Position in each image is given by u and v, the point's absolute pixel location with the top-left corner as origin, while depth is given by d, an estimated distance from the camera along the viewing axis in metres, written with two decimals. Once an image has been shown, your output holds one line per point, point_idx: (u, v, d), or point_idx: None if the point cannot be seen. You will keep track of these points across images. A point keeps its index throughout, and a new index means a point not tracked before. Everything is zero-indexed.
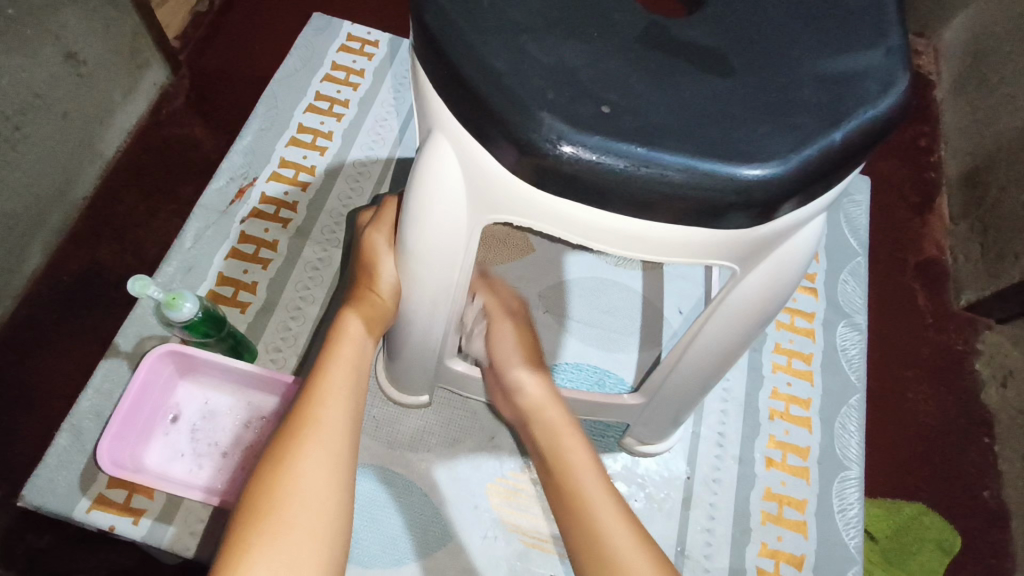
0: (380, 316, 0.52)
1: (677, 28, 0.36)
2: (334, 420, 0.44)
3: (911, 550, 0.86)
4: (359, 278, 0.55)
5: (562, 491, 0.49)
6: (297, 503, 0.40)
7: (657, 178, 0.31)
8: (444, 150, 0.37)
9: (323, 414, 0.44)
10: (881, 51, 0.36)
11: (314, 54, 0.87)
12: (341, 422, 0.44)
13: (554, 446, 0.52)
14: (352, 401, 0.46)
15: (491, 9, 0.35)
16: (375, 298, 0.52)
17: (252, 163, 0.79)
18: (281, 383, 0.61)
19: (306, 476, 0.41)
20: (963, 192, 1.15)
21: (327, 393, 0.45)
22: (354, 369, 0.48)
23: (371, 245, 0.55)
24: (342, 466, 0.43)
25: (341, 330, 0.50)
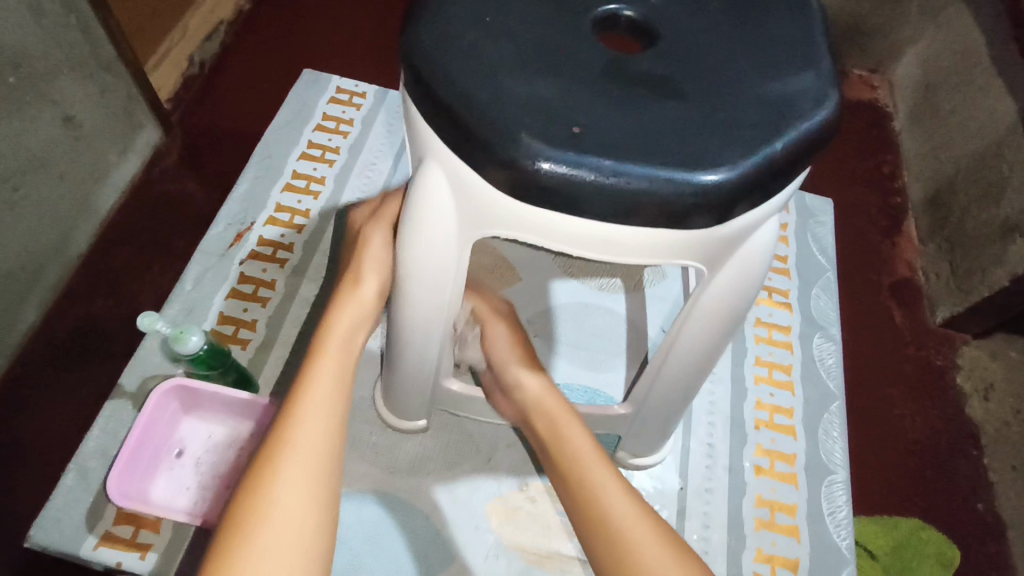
0: (361, 317, 0.54)
1: (635, 61, 0.41)
2: (311, 441, 0.44)
3: (911, 568, 0.86)
4: (346, 279, 0.56)
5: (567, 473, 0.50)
6: (273, 522, 0.39)
7: (625, 187, 0.36)
8: (435, 174, 0.41)
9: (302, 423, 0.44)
10: (813, 74, 0.41)
11: (305, 106, 0.93)
12: (316, 442, 0.44)
13: (554, 431, 0.53)
14: (330, 420, 0.45)
15: (471, 51, 0.39)
16: (354, 301, 0.54)
17: (249, 209, 0.82)
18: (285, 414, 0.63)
19: (277, 501, 0.40)
20: (928, 213, 1.22)
21: (303, 413, 0.45)
22: (337, 384, 0.48)
23: (364, 244, 0.57)
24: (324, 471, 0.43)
25: (321, 344, 0.50)
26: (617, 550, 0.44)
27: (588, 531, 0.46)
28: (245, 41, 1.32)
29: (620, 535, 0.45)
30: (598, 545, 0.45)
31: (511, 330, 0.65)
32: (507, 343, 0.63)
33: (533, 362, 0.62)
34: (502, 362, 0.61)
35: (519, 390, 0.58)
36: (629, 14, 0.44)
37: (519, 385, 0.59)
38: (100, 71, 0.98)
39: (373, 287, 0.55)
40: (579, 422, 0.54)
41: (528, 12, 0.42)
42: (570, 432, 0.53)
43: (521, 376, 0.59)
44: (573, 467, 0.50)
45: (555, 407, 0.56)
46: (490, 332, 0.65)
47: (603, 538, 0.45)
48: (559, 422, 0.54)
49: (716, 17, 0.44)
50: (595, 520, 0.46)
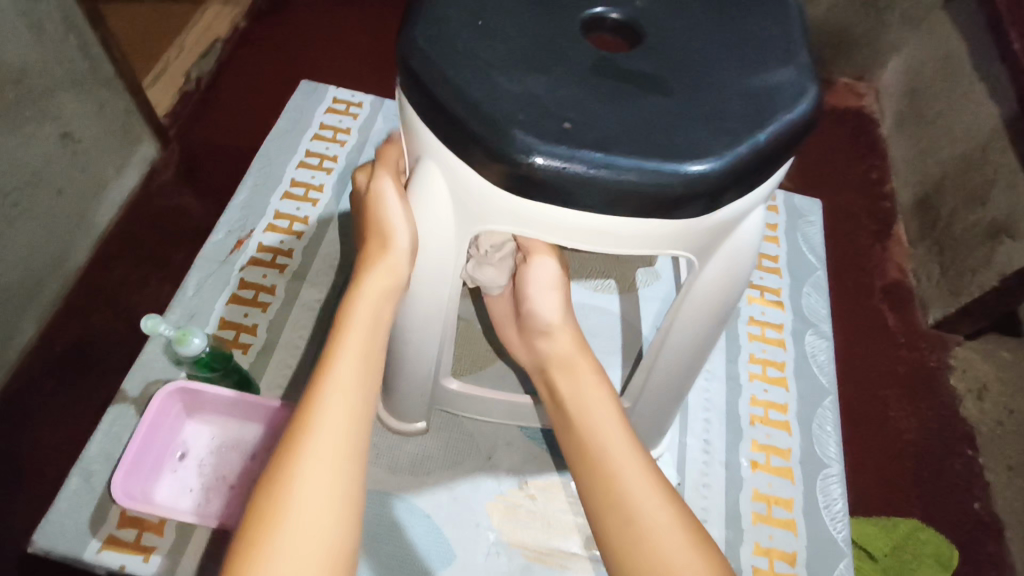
0: (392, 284, 0.45)
1: (623, 60, 0.42)
2: (337, 427, 0.39)
3: (911, 568, 0.87)
4: (370, 238, 0.46)
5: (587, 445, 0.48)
6: (304, 507, 0.36)
7: (615, 178, 0.37)
8: (433, 171, 0.42)
9: (338, 395, 0.40)
10: (793, 69, 0.43)
11: (303, 116, 0.94)
12: (342, 429, 0.39)
13: (580, 399, 0.51)
14: (364, 393, 0.41)
15: (464, 52, 0.41)
16: (382, 267, 0.45)
17: (249, 217, 0.84)
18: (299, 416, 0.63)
19: (307, 492, 0.36)
20: (917, 215, 1.24)
21: (327, 394, 0.40)
22: (364, 361, 0.42)
23: (380, 199, 0.46)
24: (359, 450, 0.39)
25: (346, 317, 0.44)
26: (634, 530, 0.43)
27: (606, 512, 0.45)
28: (242, 56, 1.34)
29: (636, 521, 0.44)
30: (610, 524, 0.45)
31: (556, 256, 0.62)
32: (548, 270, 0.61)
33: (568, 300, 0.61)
34: (535, 288, 0.60)
35: (547, 339, 0.57)
36: (615, 17, 0.46)
37: (547, 334, 0.57)
38: (98, 87, 1.00)
39: (405, 247, 0.45)
40: (607, 391, 0.52)
41: (519, 15, 0.44)
42: (594, 399, 0.51)
43: (551, 329, 0.57)
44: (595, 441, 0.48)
45: (585, 372, 0.53)
46: (530, 254, 0.62)
47: (619, 522, 0.44)
48: (585, 389, 0.52)
49: (699, 18, 0.46)
50: (615, 504, 0.45)
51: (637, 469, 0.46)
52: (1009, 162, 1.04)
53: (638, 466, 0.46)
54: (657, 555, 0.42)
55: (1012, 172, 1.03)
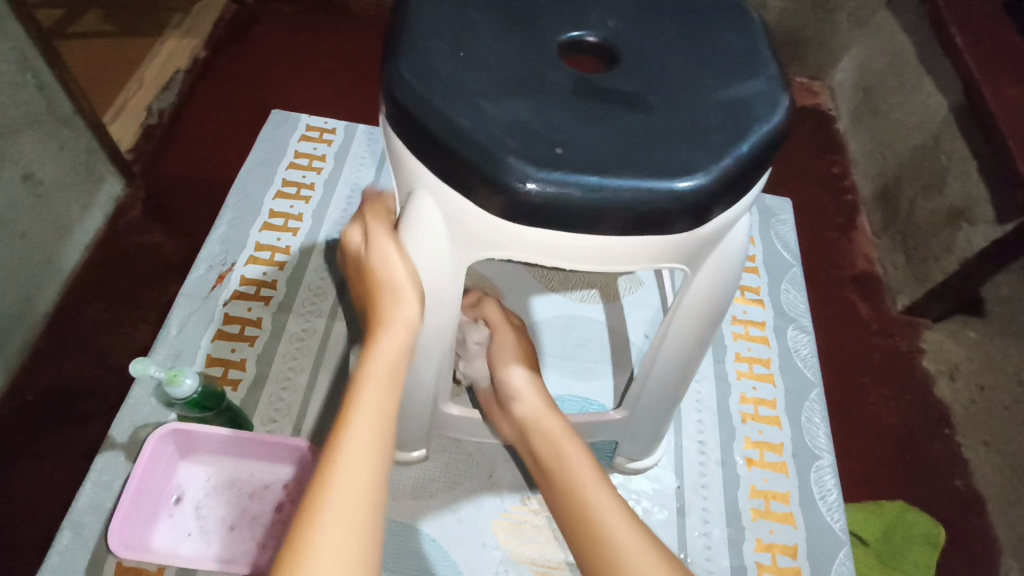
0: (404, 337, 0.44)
1: (603, 80, 0.43)
2: (367, 445, 0.37)
3: (901, 550, 0.89)
4: (381, 296, 0.45)
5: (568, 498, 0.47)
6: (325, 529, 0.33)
7: (609, 198, 0.38)
8: (427, 202, 0.43)
9: (361, 419, 0.38)
10: (765, 79, 0.44)
11: (278, 146, 0.94)
12: (369, 450, 0.37)
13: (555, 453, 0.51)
14: (387, 419, 0.40)
15: (449, 80, 0.41)
16: (393, 322, 0.44)
17: (229, 250, 0.83)
18: (300, 450, 0.62)
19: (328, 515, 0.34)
20: (879, 207, 1.28)
21: (348, 432, 0.37)
22: (389, 389, 0.41)
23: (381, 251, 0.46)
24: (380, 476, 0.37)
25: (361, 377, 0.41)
26: None
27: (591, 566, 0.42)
28: (205, 87, 1.32)
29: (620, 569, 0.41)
30: None
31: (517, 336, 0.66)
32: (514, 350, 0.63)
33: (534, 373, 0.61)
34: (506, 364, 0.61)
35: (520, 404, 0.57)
36: (592, 39, 0.47)
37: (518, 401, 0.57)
38: (58, 126, 0.98)
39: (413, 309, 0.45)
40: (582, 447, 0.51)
41: (498, 41, 0.45)
42: (572, 456, 0.50)
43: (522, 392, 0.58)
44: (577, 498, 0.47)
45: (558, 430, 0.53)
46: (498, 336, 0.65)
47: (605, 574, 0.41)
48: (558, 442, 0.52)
49: (669, 34, 0.48)
50: (602, 557, 0.42)
51: (620, 517, 0.44)
52: (959, 151, 1.08)
53: (619, 514, 0.45)
54: None
55: (963, 159, 1.07)
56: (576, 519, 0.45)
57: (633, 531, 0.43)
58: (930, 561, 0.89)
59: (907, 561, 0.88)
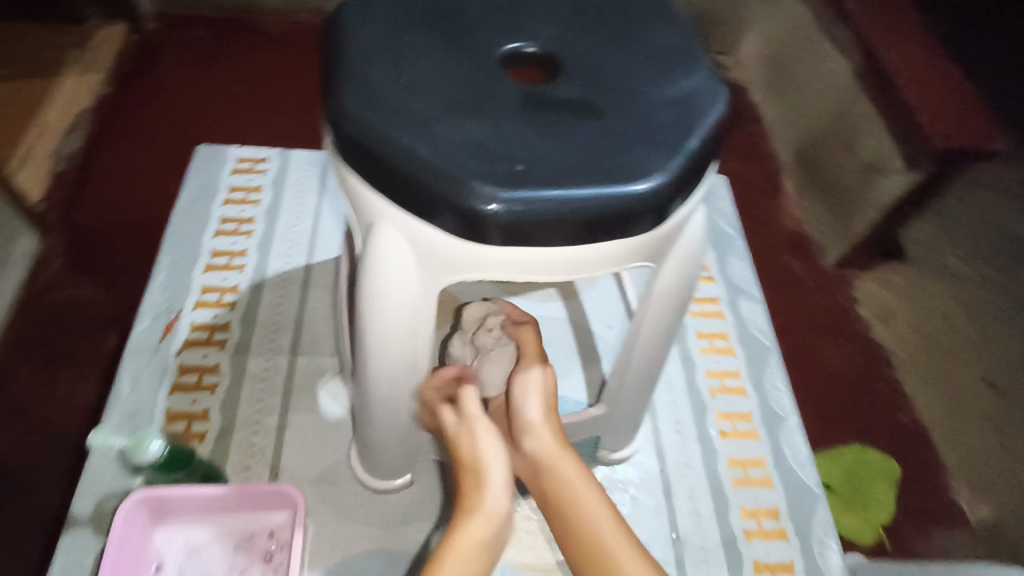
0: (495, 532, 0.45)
1: (549, 90, 0.44)
2: (464, 565, 0.42)
3: (866, 492, 0.95)
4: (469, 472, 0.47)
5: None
6: None
7: (575, 208, 0.38)
8: (389, 235, 0.42)
9: (461, 541, 0.43)
10: (701, 72, 0.46)
11: (209, 182, 0.90)
12: (465, 570, 0.42)
13: (579, 522, 0.45)
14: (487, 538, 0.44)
15: (397, 106, 0.41)
16: (480, 514, 0.45)
17: (173, 297, 0.79)
18: (281, 495, 0.60)
19: None
20: (801, 171, 1.35)
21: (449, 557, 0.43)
22: (492, 515, 0.45)
23: (473, 438, 0.49)
24: None
25: (439, 564, 0.43)
26: None
27: None
28: (115, 124, 1.25)
29: None
30: None
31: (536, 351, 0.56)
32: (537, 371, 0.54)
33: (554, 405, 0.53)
34: (520, 390, 0.53)
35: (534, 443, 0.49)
36: (532, 50, 0.47)
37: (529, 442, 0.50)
38: None
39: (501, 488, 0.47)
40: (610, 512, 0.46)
41: (438, 60, 0.44)
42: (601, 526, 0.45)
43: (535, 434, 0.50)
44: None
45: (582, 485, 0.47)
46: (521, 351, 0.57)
47: None
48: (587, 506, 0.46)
49: (603, 36, 0.48)
50: None
51: None
52: (866, 110, 1.15)
53: None
54: None
55: (871, 118, 1.14)
56: None
57: None
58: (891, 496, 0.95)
59: (873, 500, 0.94)
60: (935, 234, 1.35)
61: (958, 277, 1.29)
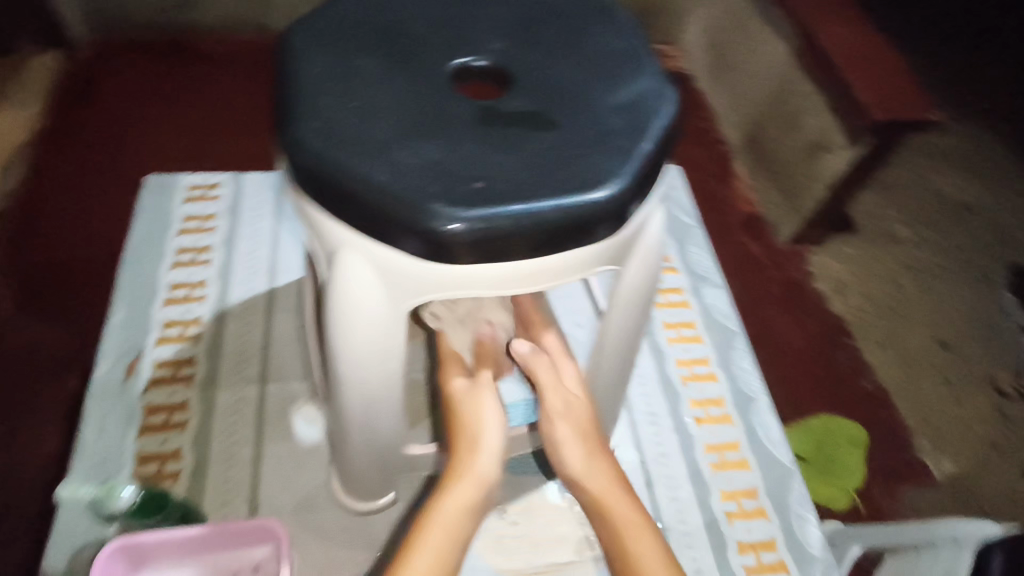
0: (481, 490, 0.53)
1: (501, 103, 0.44)
2: (449, 522, 0.50)
3: (831, 457, 0.99)
4: (456, 434, 0.56)
5: None
6: None
7: (536, 221, 0.39)
8: (354, 262, 0.42)
9: (445, 501, 0.51)
10: (648, 76, 0.47)
11: (161, 214, 0.88)
12: (448, 526, 0.50)
13: (624, 552, 0.51)
14: (469, 499, 0.52)
15: (351, 133, 0.41)
16: (465, 477, 0.53)
17: (133, 335, 0.77)
18: (265, 528, 0.59)
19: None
20: (749, 153, 1.39)
21: (437, 518, 0.50)
22: (476, 482, 0.52)
23: (476, 403, 0.56)
24: (451, 551, 0.49)
25: (432, 514, 0.51)
26: None
27: None
28: (53, 157, 1.20)
29: None
30: None
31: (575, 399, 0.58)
32: (571, 419, 0.57)
33: (596, 438, 0.57)
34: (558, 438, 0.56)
35: (579, 486, 0.55)
36: (481, 63, 0.47)
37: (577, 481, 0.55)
38: None
39: (490, 451, 0.54)
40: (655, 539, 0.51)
41: (387, 81, 0.44)
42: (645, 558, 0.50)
43: (582, 471, 0.55)
44: None
45: (627, 519, 0.52)
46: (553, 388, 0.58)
47: None
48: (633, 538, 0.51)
49: (550, 44, 0.49)
50: None
51: None
52: (807, 90, 1.19)
53: None
54: None
55: (811, 98, 1.18)
56: None
57: None
58: (857, 461, 0.99)
59: (838, 466, 0.98)
60: (881, 205, 1.41)
61: (906, 244, 1.35)
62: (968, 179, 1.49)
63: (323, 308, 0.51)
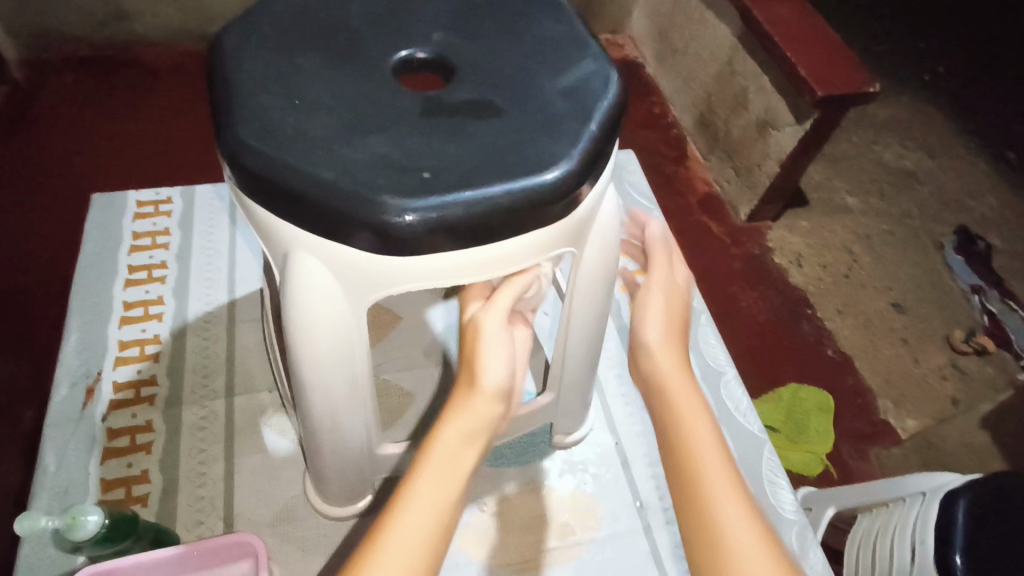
0: (481, 418, 0.52)
1: (446, 94, 0.44)
2: (449, 455, 0.49)
3: (805, 424, 1.02)
4: (461, 376, 0.55)
5: (682, 464, 0.50)
6: (409, 506, 0.45)
7: (488, 208, 0.39)
8: (308, 262, 0.41)
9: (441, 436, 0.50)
10: (590, 60, 0.47)
11: (109, 232, 0.85)
12: (450, 458, 0.49)
13: (672, 412, 0.53)
14: (468, 433, 0.50)
15: (295, 132, 0.40)
16: (462, 411, 0.52)
17: (89, 359, 0.75)
18: (241, 544, 0.57)
19: (414, 501, 0.46)
20: (702, 134, 1.40)
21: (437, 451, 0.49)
22: (474, 423, 0.51)
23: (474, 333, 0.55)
24: (451, 482, 0.47)
25: (432, 447, 0.49)
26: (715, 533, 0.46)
27: (693, 524, 0.48)
28: None
29: (715, 533, 0.46)
30: (700, 533, 0.47)
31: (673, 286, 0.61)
32: (663, 293, 0.60)
33: (677, 318, 0.60)
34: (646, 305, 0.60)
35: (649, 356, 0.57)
36: (422, 55, 0.47)
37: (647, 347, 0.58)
38: None
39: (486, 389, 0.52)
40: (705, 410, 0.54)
41: (329, 79, 0.43)
42: (693, 417, 0.53)
43: (652, 341, 0.58)
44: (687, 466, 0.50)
45: (681, 388, 0.55)
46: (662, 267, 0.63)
47: (702, 529, 0.47)
48: (683, 401, 0.54)
49: (492, 34, 0.49)
50: (700, 518, 0.47)
51: (729, 491, 0.48)
52: (752, 68, 1.21)
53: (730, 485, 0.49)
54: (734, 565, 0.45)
55: (756, 77, 1.20)
56: (689, 481, 0.49)
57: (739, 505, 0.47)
58: (827, 425, 1.02)
59: (812, 432, 1.01)
60: (832, 178, 1.45)
61: (857, 214, 1.39)
62: (910, 148, 1.55)
63: (280, 312, 0.50)
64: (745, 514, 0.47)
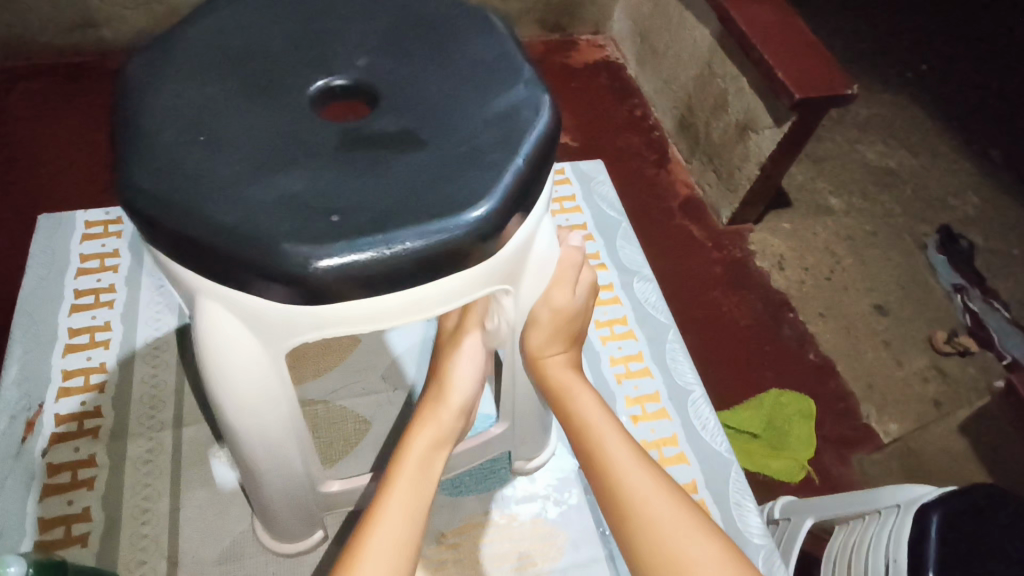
0: (447, 431, 0.55)
1: (368, 126, 0.42)
2: (410, 495, 0.49)
3: (785, 431, 1.00)
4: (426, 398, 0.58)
5: (590, 453, 0.54)
6: (371, 550, 0.45)
7: (402, 254, 0.37)
8: (215, 309, 0.39)
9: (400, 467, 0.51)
10: (522, 85, 0.45)
11: (55, 256, 0.82)
12: (407, 502, 0.48)
13: (564, 406, 0.57)
14: (427, 470, 0.51)
15: (198, 174, 0.38)
16: (419, 434, 0.54)
17: (30, 391, 0.72)
18: None
19: (376, 546, 0.46)
20: (682, 136, 1.38)
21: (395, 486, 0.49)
22: (435, 443, 0.54)
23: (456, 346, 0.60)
24: (414, 517, 0.48)
25: (390, 482, 0.50)
26: (630, 503, 0.50)
27: (610, 504, 0.51)
28: None
29: (628, 505, 0.50)
30: (622, 505, 0.50)
31: (565, 306, 0.55)
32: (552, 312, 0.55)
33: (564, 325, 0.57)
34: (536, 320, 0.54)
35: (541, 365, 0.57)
36: (342, 82, 0.44)
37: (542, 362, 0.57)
38: None
39: (452, 408, 0.56)
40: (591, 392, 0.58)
41: (245, 111, 0.41)
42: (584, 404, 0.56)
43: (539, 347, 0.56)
44: (591, 450, 0.54)
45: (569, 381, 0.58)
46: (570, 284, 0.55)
47: (616, 506, 0.51)
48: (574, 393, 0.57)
49: (423, 59, 0.46)
50: (614, 494, 0.51)
51: (631, 458, 0.52)
52: (730, 70, 1.18)
53: (629, 455, 0.53)
54: (649, 523, 0.48)
55: (735, 79, 1.17)
56: (597, 466, 0.53)
57: (642, 470, 0.52)
58: (809, 432, 1.00)
59: (792, 439, 0.99)
60: (815, 179, 1.44)
61: (839, 215, 1.38)
62: (894, 148, 1.54)
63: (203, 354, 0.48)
64: (646, 476, 0.51)
